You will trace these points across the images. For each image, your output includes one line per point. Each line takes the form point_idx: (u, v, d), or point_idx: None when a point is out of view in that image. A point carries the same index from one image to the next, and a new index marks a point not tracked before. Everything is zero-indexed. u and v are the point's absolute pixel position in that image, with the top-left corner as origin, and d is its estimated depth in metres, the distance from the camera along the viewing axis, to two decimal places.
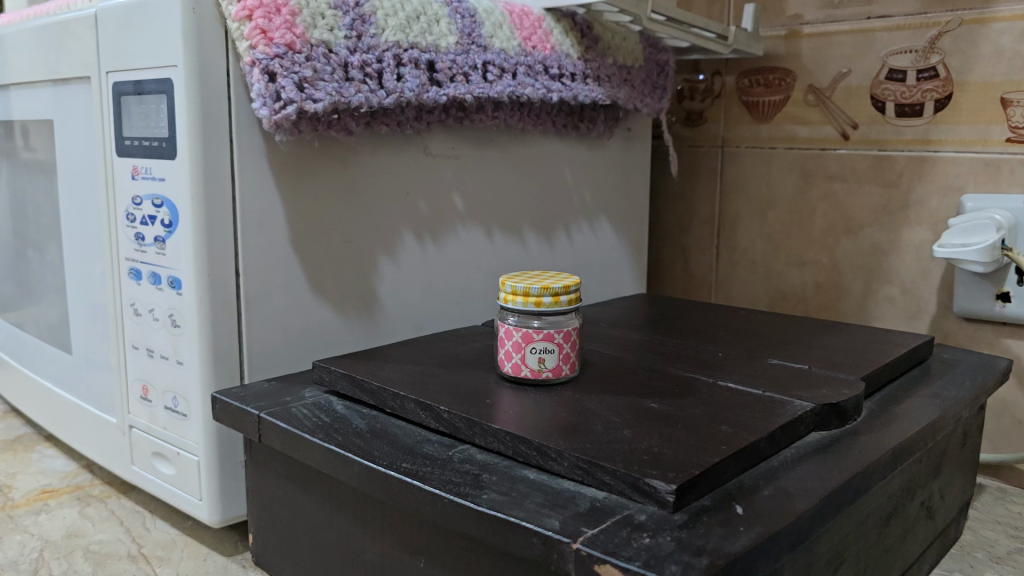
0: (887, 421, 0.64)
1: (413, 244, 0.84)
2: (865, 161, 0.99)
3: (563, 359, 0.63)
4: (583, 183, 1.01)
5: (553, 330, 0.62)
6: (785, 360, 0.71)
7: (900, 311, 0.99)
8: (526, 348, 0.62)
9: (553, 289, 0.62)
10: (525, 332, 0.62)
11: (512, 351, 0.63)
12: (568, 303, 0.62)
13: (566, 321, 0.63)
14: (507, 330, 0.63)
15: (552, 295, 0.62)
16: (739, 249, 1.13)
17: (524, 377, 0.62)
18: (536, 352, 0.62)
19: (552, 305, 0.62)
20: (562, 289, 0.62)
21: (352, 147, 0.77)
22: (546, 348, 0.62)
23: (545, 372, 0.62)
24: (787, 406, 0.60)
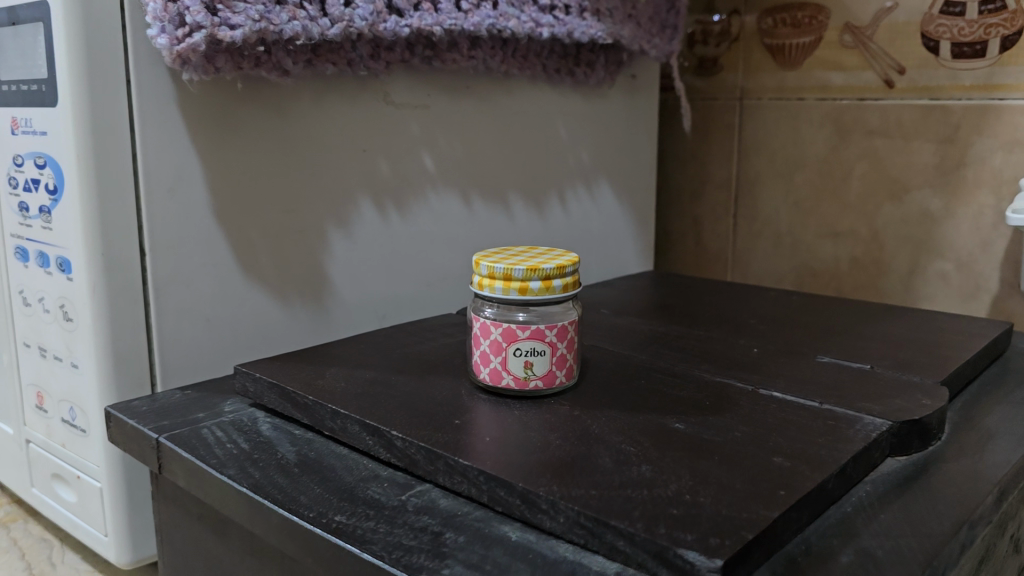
0: (980, 439, 0.49)
1: (372, 215, 0.69)
2: (913, 112, 0.84)
3: (558, 362, 0.48)
4: (579, 140, 0.85)
5: (544, 326, 0.47)
6: (839, 357, 0.56)
7: (954, 290, 0.84)
8: (508, 350, 0.47)
9: (544, 272, 0.46)
10: (507, 328, 0.47)
11: (490, 353, 0.48)
12: (563, 290, 0.47)
13: (561, 313, 0.48)
14: (484, 324, 0.48)
15: (542, 279, 0.46)
16: (761, 219, 0.97)
17: (505, 387, 0.47)
18: (522, 355, 0.47)
19: (542, 293, 0.46)
20: (555, 271, 0.47)
21: (289, 92, 0.61)
22: (535, 349, 0.47)
23: (534, 382, 0.47)
24: (855, 424, 0.45)
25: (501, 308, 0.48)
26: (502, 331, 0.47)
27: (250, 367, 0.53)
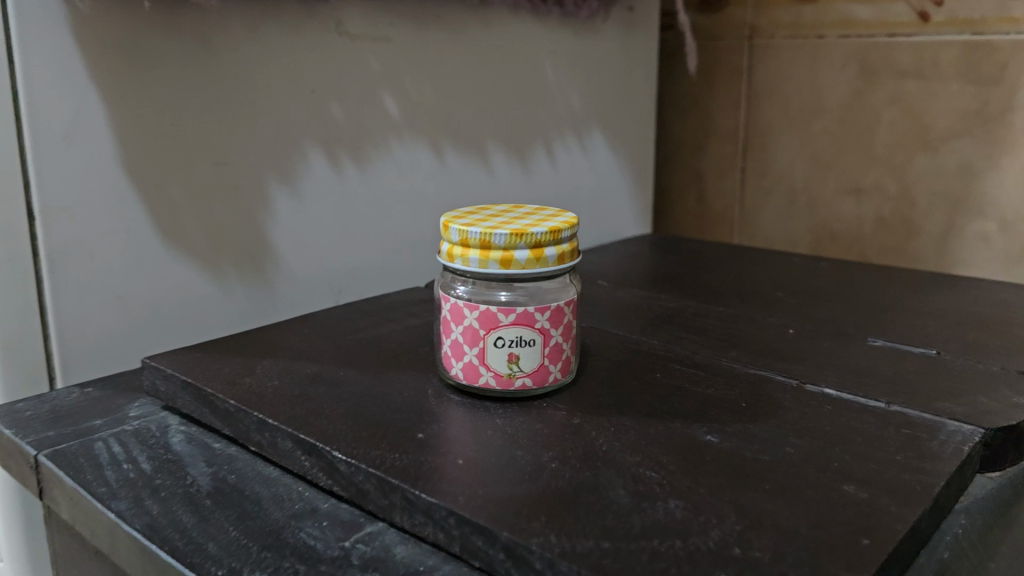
0: None
1: (324, 169, 0.57)
2: (951, 50, 0.73)
3: (551, 353, 0.37)
4: (569, 84, 0.74)
5: (534, 308, 0.36)
6: (894, 340, 0.46)
7: (995, 253, 0.74)
8: (488, 339, 0.36)
9: (534, 239, 0.35)
10: (486, 311, 0.36)
11: (464, 342, 0.37)
12: (558, 261, 0.36)
13: (555, 291, 0.38)
14: (455, 305, 0.37)
15: (530, 247, 0.35)
16: (772, 174, 0.87)
17: (484, 387, 0.37)
18: (506, 346, 0.36)
19: (531, 265, 0.35)
20: (548, 235, 0.36)
21: (215, 15, 0.50)
22: (523, 338, 0.36)
23: (520, 380, 0.37)
24: (939, 436, 0.35)
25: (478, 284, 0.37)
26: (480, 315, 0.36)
27: (162, 361, 0.42)
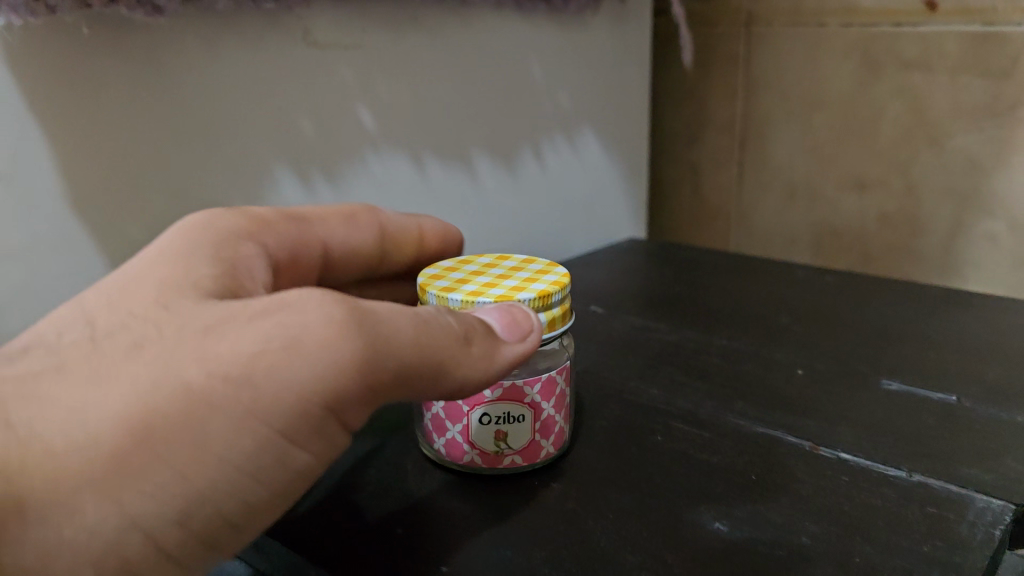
0: None
1: (294, 190, 0.53)
2: (961, 41, 0.68)
3: (543, 429, 0.35)
4: (557, 82, 0.69)
5: (522, 383, 0.34)
6: (912, 380, 0.42)
7: (1004, 254, 0.70)
8: (473, 416, 0.34)
9: (520, 305, 0.33)
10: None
11: (446, 418, 0.35)
12: (549, 328, 0.34)
13: (546, 355, 0.36)
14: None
15: (518, 315, 0.34)
16: (771, 168, 0.83)
17: (469, 464, 0.35)
18: (492, 423, 0.34)
19: None
20: (538, 300, 0.34)
21: (172, 35, 0.45)
22: (511, 415, 0.34)
23: (508, 459, 0.35)
24: (970, 515, 0.31)
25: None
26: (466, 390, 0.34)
27: None
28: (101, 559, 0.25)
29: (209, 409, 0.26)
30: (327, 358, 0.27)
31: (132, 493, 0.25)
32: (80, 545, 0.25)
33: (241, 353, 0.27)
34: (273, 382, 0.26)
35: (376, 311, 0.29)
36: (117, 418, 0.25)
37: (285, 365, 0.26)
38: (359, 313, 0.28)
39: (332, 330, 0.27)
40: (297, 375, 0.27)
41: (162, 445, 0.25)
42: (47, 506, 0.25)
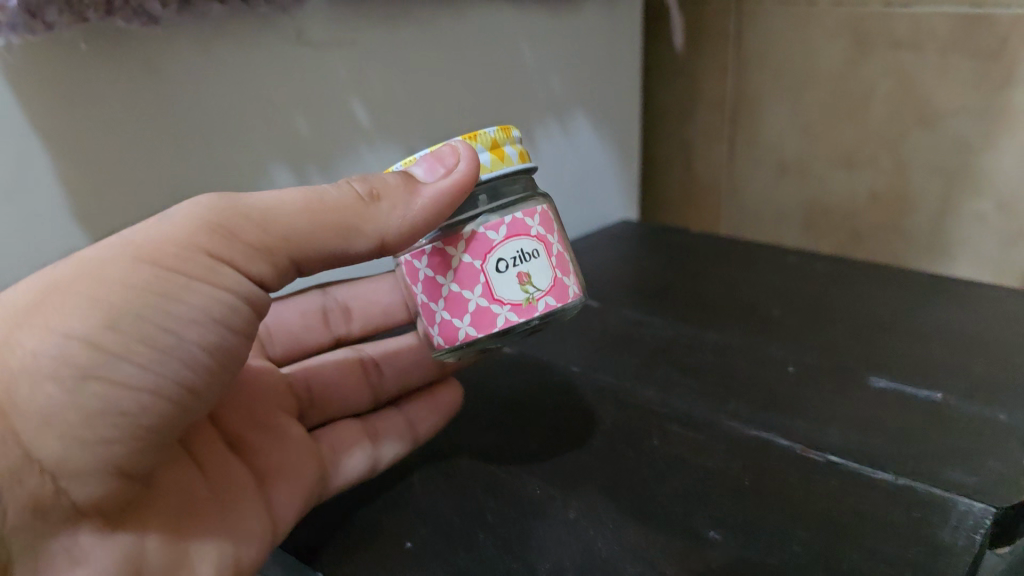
0: None
1: (290, 187, 0.54)
2: (951, 21, 0.68)
3: (556, 265, 0.40)
4: (548, 68, 0.69)
5: (524, 218, 0.39)
6: (899, 375, 0.44)
7: (991, 232, 0.71)
8: (492, 266, 0.38)
9: (489, 140, 0.39)
10: (477, 237, 0.38)
11: (467, 289, 0.38)
12: (518, 158, 0.40)
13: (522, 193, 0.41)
14: (440, 258, 0.39)
15: (490, 148, 0.39)
16: (761, 145, 0.84)
17: (507, 324, 0.38)
18: (512, 265, 0.38)
19: (497, 165, 0.39)
20: (501, 134, 0.40)
21: (164, 41, 0.45)
22: (525, 253, 0.39)
23: (540, 299, 0.39)
24: (952, 519, 0.33)
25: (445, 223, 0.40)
26: (475, 242, 0.38)
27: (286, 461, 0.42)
28: (55, 373, 0.31)
29: (107, 264, 0.32)
30: (196, 230, 0.34)
31: (53, 319, 0.31)
32: (35, 367, 0.31)
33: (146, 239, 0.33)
34: (168, 243, 0.33)
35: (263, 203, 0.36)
36: (50, 287, 0.32)
37: (161, 233, 0.33)
38: (240, 203, 0.35)
39: (212, 214, 0.34)
40: (193, 230, 0.34)
41: (74, 293, 0.32)
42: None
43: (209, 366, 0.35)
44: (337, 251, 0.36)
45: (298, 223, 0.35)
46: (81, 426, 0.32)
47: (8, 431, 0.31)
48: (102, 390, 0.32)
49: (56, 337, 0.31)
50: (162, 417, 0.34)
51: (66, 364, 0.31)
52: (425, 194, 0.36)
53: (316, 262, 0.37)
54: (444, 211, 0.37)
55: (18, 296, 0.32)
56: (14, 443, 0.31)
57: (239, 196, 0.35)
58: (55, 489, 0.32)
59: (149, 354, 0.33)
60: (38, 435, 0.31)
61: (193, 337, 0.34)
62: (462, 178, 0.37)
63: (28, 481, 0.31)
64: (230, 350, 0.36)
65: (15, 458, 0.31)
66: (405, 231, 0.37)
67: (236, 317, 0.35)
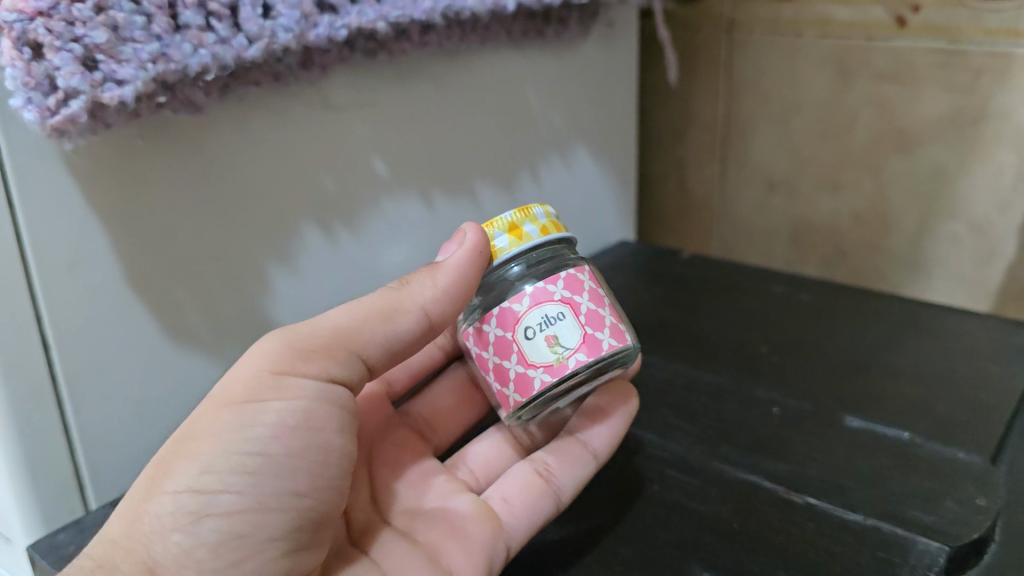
0: None
1: (318, 241, 0.58)
2: (928, 56, 0.72)
3: (585, 323, 0.44)
4: (550, 107, 0.74)
5: (545, 286, 0.44)
6: (872, 415, 0.49)
7: (966, 252, 0.76)
8: (521, 334, 0.43)
9: (505, 224, 0.45)
10: (505, 312, 0.44)
11: (506, 359, 0.44)
12: (537, 233, 0.45)
13: (553, 259, 0.46)
14: (480, 336, 0.45)
15: (508, 231, 0.45)
16: (751, 165, 0.89)
17: (544, 385, 0.43)
18: (539, 331, 0.43)
19: (516, 243, 0.45)
20: (518, 216, 0.46)
21: (203, 122, 0.49)
22: (550, 317, 0.43)
23: (569, 357, 0.43)
24: (909, 557, 0.39)
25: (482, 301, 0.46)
26: (502, 316, 0.44)
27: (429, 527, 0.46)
28: (176, 524, 0.39)
29: (196, 421, 0.41)
30: (257, 357, 0.42)
31: (166, 480, 0.39)
32: (159, 527, 0.39)
33: (226, 388, 0.41)
34: (237, 382, 0.41)
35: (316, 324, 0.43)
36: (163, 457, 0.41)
37: (234, 373, 0.41)
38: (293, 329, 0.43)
39: (269, 346, 0.42)
40: (258, 359, 0.41)
41: (176, 456, 0.40)
42: (127, 526, 0.39)
43: (306, 467, 0.41)
44: (390, 333, 0.44)
45: (345, 323, 0.43)
46: (212, 557, 0.39)
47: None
48: (220, 524, 0.39)
49: (169, 496, 0.39)
50: (277, 525, 0.40)
51: (182, 513, 0.39)
52: (447, 266, 0.44)
53: (376, 350, 0.44)
54: (465, 274, 0.44)
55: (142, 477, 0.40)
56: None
57: (299, 326, 0.43)
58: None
59: (243, 479, 0.39)
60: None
61: (280, 450, 0.40)
62: (474, 245, 0.44)
63: None
64: (327, 444, 0.42)
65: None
66: (441, 297, 0.44)
67: (319, 417, 0.42)
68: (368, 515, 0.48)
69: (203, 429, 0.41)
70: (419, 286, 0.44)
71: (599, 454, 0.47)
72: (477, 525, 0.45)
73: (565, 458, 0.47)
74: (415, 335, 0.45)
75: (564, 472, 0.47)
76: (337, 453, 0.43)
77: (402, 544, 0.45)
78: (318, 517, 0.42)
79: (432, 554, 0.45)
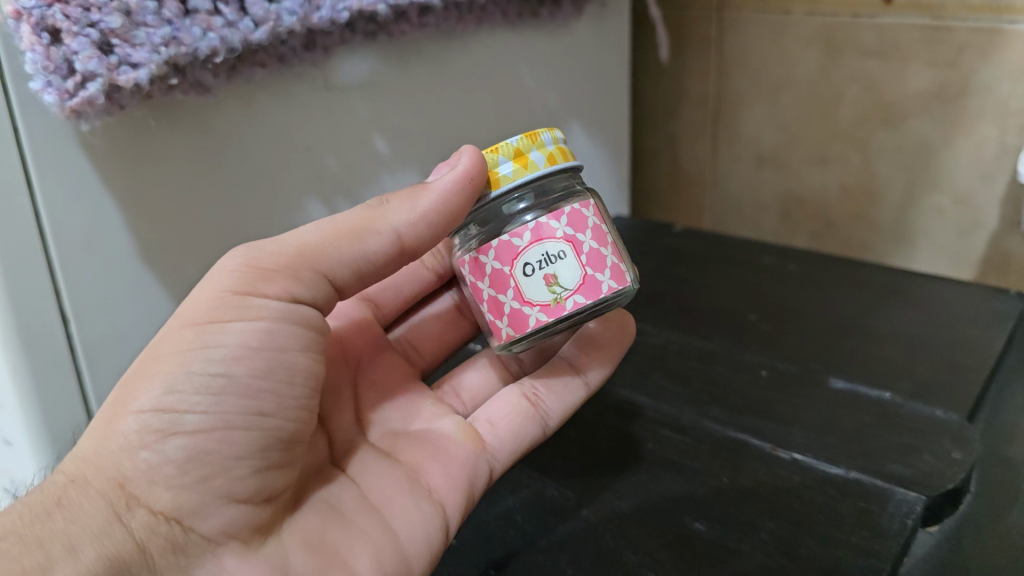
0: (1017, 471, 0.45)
1: (322, 216, 0.60)
2: (913, 32, 0.74)
3: (587, 263, 0.41)
4: (544, 86, 0.76)
5: (548, 220, 0.41)
6: (856, 376, 0.52)
7: (950, 223, 0.78)
8: (520, 270, 0.41)
9: (511, 150, 0.43)
10: (504, 245, 0.42)
11: (504, 295, 0.42)
12: (545, 163, 0.42)
13: (565, 195, 0.43)
14: (476, 265, 0.43)
15: (512, 158, 0.42)
16: (741, 141, 0.91)
17: (538, 323, 0.41)
18: (538, 268, 0.41)
19: (519, 173, 0.42)
20: (526, 141, 0.43)
21: (211, 103, 0.51)
22: (551, 254, 0.41)
23: (568, 299, 0.41)
24: (887, 505, 0.41)
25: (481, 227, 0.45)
26: (503, 249, 0.42)
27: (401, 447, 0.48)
28: (142, 442, 0.38)
29: (158, 345, 0.40)
30: (218, 278, 0.41)
31: (130, 398, 0.39)
32: (125, 444, 0.38)
33: (190, 305, 0.40)
34: (200, 303, 0.40)
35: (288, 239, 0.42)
36: (125, 379, 0.40)
37: (202, 292, 0.41)
38: (262, 243, 0.42)
39: (234, 267, 0.41)
40: (218, 279, 0.40)
41: (139, 375, 0.39)
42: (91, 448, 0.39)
43: (269, 387, 0.40)
44: (360, 251, 0.43)
45: (313, 240, 0.42)
46: (180, 474, 0.38)
47: (129, 497, 0.38)
48: (187, 442, 0.39)
49: (133, 416, 0.38)
50: (246, 442, 0.40)
51: (147, 432, 0.38)
52: (435, 188, 0.42)
53: (343, 270, 0.43)
54: (448, 201, 0.42)
55: (107, 397, 0.39)
56: (137, 504, 0.38)
57: (261, 241, 0.42)
58: (182, 529, 0.39)
59: (207, 399, 0.39)
60: (150, 491, 0.38)
61: (243, 369, 0.40)
62: (467, 171, 0.42)
63: (159, 529, 0.38)
64: (291, 364, 0.41)
65: (142, 514, 0.38)
66: (419, 224, 0.43)
67: (281, 338, 0.41)
68: (350, 435, 0.49)
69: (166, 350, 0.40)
70: (399, 208, 0.43)
71: (590, 382, 0.50)
72: (459, 446, 0.47)
73: (555, 384, 0.50)
74: (385, 255, 0.44)
75: (554, 399, 0.49)
76: (307, 374, 0.42)
77: (384, 463, 0.47)
78: (286, 436, 0.42)
79: (410, 471, 0.46)
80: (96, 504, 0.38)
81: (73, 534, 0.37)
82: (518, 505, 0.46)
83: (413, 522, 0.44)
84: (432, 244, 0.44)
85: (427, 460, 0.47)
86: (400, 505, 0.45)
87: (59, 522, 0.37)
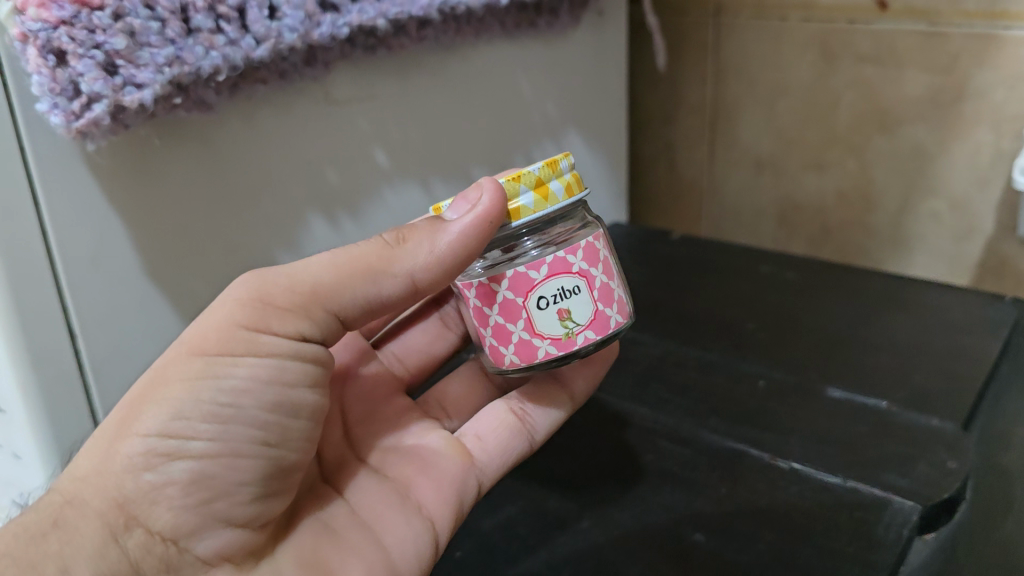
0: (1011, 480, 0.45)
1: (324, 229, 0.61)
2: (909, 38, 0.74)
3: (597, 298, 0.42)
4: (542, 95, 0.76)
5: (565, 255, 0.42)
6: (852, 385, 0.52)
7: (947, 227, 0.79)
8: (533, 302, 0.41)
9: (532, 179, 0.42)
10: (519, 276, 0.42)
11: (513, 325, 0.42)
12: (566, 194, 0.42)
13: (577, 231, 0.44)
14: (485, 293, 0.42)
15: (533, 188, 0.42)
16: (739, 147, 0.91)
17: (547, 356, 0.42)
18: (552, 302, 0.41)
19: (540, 205, 0.42)
20: (548, 170, 0.42)
21: (212, 119, 0.51)
22: (566, 289, 0.42)
23: (579, 334, 0.42)
24: (884, 515, 0.42)
25: (500, 255, 0.44)
26: (518, 281, 0.41)
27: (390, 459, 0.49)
28: (147, 465, 0.39)
29: (164, 375, 0.40)
30: (228, 316, 0.40)
31: (138, 420, 0.39)
32: (130, 465, 0.39)
33: (199, 338, 0.40)
34: (211, 338, 0.40)
35: (301, 273, 0.42)
36: (130, 400, 0.40)
37: (212, 328, 0.40)
38: (271, 279, 0.41)
39: (245, 303, 0.41)
40: (230, 310, 0.40)
41: (145, 396, 0.40)
42: (95, 466, 0.39)
43: (276, 419, 0.41)
44: (374, 291, 0.42)
45: (327, 279, 0.41)
46: (182, 495, 0.39)
47: (127, 517, 0.39)
48: (191, 465, 0.39)
49: (139, 438, 0.39)
50: (250, 470, 0.41)
51: (153, 455, 0.39)
52: (452, 230, 0.41)
53: (354, 307, 0.43)
54: (467, 243, 0.41)
55: (113, 414, 0.40)
56: (135, 524, 0.39)
57: (273, 271, 0.42)
58: (178, 549, 0.40)
59: (214, 426, 0.39)
60: (149, 512, 0.39)
61: (252, 402, 0.40)
62: (486, 211, 0.41)
63: (155, 549, 0.39)
64: (301, 401, 0.42)
65: (139, 534, 0.39)
66: (432, 266, 0.42)
67: (291, 373, 0.41)
68: (340, 451, 0.49)
69: (172, 375, 0.40)
70: (415, 250, 0.42)
71: (576, 395, 0.51)
72: (448, 459, 0.48)
73: (542, 397, 0.51)
74: (399, 294, 0.43)
75: (540, 414, 0.50)
76: (313, 410, 0.43)
77: (372, 478, 0.48)
78: (288, 465, 0.43)
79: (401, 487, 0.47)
80: (93, 523, 0.38)
81: (68, 555, 0.38)
82: (521, 517, 0.46)
83: (404, 537, 0.45)
84: (445, 283, 0.43)
85: (416, 473, 0.48)
86: (390, 520, 0.45)
87: (54, 544, 0.38)
